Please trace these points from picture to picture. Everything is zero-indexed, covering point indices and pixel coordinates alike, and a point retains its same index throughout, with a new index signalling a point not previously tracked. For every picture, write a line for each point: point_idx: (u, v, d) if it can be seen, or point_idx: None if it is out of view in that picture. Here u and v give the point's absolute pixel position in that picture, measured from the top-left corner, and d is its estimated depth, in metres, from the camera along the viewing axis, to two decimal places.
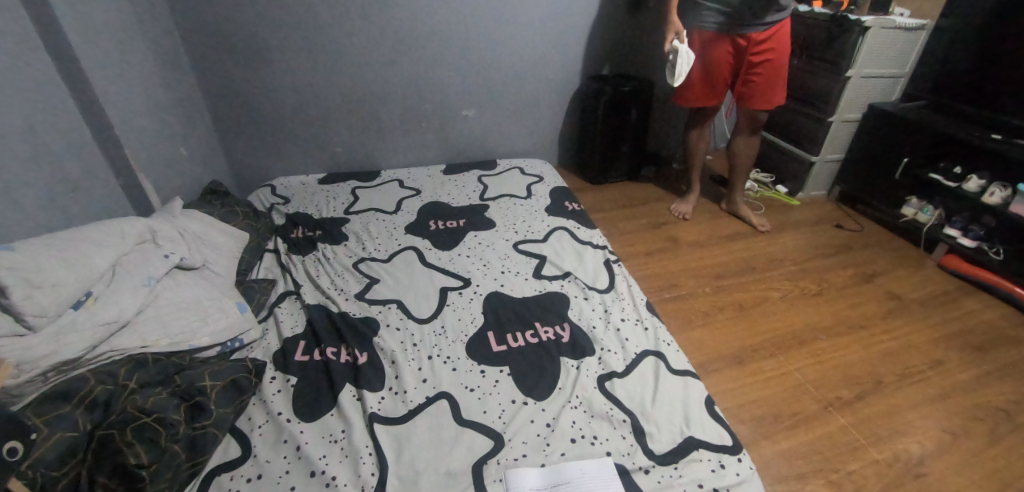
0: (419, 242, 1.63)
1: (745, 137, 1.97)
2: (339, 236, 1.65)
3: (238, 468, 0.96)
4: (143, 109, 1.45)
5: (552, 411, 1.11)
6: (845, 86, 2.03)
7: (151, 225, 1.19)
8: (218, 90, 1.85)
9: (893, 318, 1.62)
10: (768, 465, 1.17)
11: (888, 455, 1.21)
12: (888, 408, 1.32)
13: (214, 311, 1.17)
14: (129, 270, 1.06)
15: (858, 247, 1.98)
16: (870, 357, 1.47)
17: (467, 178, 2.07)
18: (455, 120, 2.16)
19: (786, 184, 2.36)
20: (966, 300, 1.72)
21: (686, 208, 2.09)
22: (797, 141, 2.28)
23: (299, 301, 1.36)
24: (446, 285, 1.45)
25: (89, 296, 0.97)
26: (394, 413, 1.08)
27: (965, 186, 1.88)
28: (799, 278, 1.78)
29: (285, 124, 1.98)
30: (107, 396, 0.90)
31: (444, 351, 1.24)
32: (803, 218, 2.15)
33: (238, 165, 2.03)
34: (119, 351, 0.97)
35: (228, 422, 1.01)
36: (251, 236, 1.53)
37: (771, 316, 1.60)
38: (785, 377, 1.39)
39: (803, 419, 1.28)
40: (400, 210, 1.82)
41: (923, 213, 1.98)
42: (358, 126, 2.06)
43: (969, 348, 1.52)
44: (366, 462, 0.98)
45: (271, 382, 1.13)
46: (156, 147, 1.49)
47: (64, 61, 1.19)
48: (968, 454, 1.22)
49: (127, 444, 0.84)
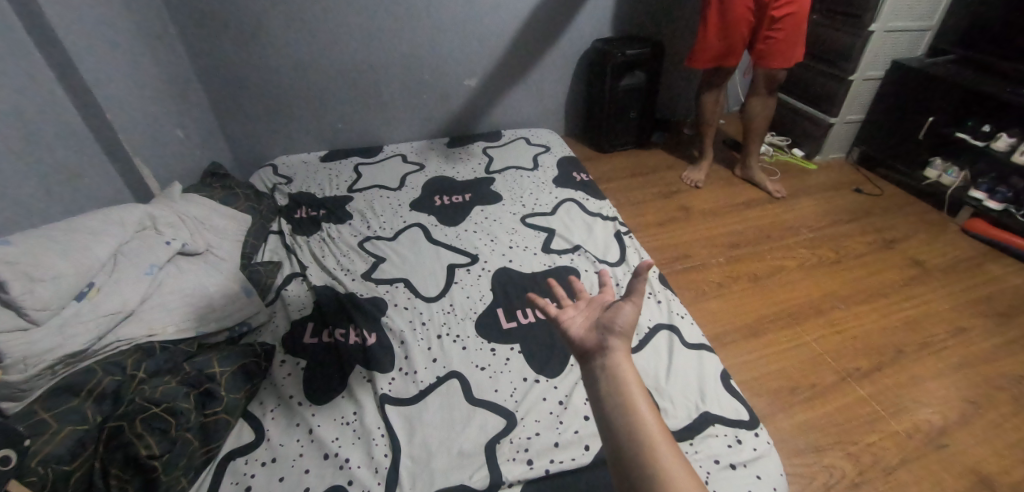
0: (424, 218, 1.60)
1: (761, 98, 1.89)
2: (343, 215, 1.62)
3: (253, 452, 0.97)
4: (131, 88, 1.39)
5: (565, 388, 1.10)
6: (867, 41, 1.92)
7: (150, 211, 1.17)
8: (212, 68, 1.79)
9: (914, 285, 1.57)
10: (784, 437, 1.16)
11: (908, 426, 1.19)
12: (908, 378, 1.29)
13: (221, 296, 1.15)
14: (130, 258, 1.04)
15: (877, 212, 1.91)
16: (891, 326, 1.43)
17: (471, 150, 2.01)
18: (457, 90, 2.08)
19: (803, 147, 2.27)
20: (990, 265, 1.66)
21: (698, 175, 2.02)
22: (815, 101, 2.18)
23: (306, 282, 1.34)
24: (453, 262, 1.42)
25: (90, 287, 0.95)
26: (405, 394, 1.08)
27: (993, 146, 1.78)
28: (815, 246, 1.73)
29: (283, 100, 1.92)
30: (115, 388, 0.89)
31: (453, 330, 1.22)
32: (821, 183, 2.08)
33: (239, 145, 1.99)
34: (126, 341, 0.96)
35: (240, 407, 1.01)
36: (255, 218, 1.50)
37: (787, 285, 1.57)
38: (803, 349, 1.36)
39: (821, 390, 1.26)
40: (404, 186, 1.78)
41: (947, 175, 1.90)
42: (358, 100, 2.00)
43: (992, 315, 1.48)
44: (379, 443, 0.98)
45: (281, 365, 1.12)
46: (150, 131, 1.45)
47: (47, 43, 1.14)
48: (990, 424, 1.19)
49: (137, 435, 0.83)
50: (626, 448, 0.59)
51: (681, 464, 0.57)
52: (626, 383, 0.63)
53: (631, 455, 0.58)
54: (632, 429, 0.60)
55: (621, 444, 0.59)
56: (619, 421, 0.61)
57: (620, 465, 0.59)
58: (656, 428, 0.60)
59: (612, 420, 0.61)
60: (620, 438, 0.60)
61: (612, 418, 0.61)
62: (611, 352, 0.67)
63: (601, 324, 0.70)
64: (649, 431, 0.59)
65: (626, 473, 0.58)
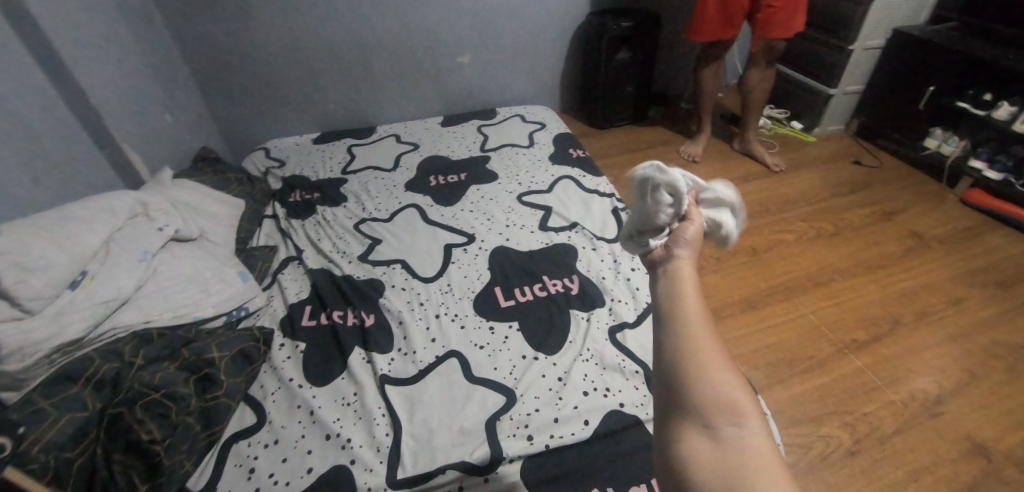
0: (420, 198, 1.59)
1: (759, 70, 1.87)
2: (338, 197, 1.61)
3: (255, 435, 0.97)
4: (115, 72, 1.35)
5: (564, 364, 1.10)
6: (868, 9, 1.89)
7: (142, 198, 1.15)
8: (198, 49, 1.74)
9: (912, 256, 1.57)
10: (782, 409, 1.17)
11: (905, 396, 1.20)
12: (905, 348, 1.30)
13: (217, 282, 1.15)
14: (122, 245, 1.03)
15: (876, 184, 1.90)
16: (889, 298, 1.44)
17: (466, 129, 1.98)
18: (450, 67, 2.04)
19: (802, 119, 2.24)
20: (989, 235, 1.66)
21: (696, 149, 2.00)
22: (814, 72, 2.15)
23: (302, 266, 1.34)
24: (450, 241, 1.41)
25: (84, 275, 0.94)
26: (405, 373, 1.08)
27: (994, 114, 1.76)
28: (814, 219, 1.72)
29: (273, 81, 1.88)
30: (114, 375, 0.88)
31: (451, 309, 1.22)
32: (819, 155, 2.06)
33: (230, 129, 1.95)
34: (123, 328, 0.96)
35: (240, 391, 1.01)
36: (248, 202, 1.48)
37: (785, 258, 1.56)
38: (800, 321, 1.37)
39: (819, 362, 1.27)
40: (398, 166, 1.76)
41: (947, 145, 1.87)
42: (350, 80, 1.96)
43: (990, 284, 1.48)
44: (380, 423, 0.99)
45: (281, 349, 1.13)
46: (136, 116, 1.42)
47: (25, 27, 1.10)
48: (985, 392, 1.20)
49: (137, 421, 0.84)
50: (669, 333, 0.58)
51: (723, 355, 0.56)
52: (679, 276, 0.64)
53: (672, 339, 0.57)
54: (679, 317, 0.58)
55: (664, 330, 0.59)
56: (667, 309, 0.60)
57: (659, 350, 0.59)
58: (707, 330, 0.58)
59: (661, 310, 0.61)
60: (669, 338, 0.58)
61: (663, 308, 0.61)
62: (670, 251, 0.68)
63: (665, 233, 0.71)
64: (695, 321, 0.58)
65: (664, 356, 0.57)
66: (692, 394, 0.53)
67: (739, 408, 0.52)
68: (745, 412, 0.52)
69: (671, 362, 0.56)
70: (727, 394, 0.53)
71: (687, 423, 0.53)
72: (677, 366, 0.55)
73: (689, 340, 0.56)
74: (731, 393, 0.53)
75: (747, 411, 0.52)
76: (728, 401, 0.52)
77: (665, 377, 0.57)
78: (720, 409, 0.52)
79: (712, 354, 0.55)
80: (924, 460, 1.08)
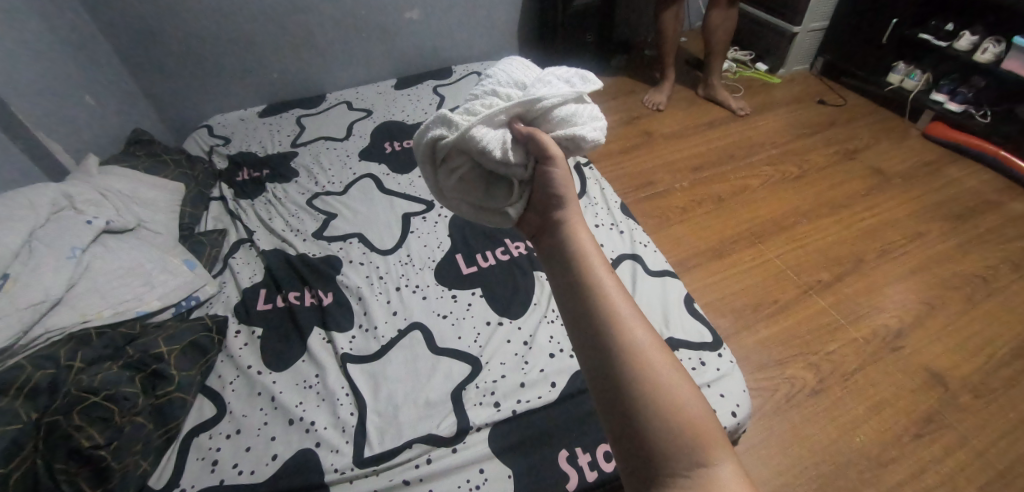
0: (375, 168, 1.52)
1: (722, 11, 1.81)
2: (288, 172, 1.53)
3: (215, 426, 0.94)
4: (17, 53, 1.23)
5: (529, 327, 1.08)
6: None
7: (65, 189, 1.07)
8: (116, 21, 1.60)
9: (874, 193, 1.58)
10: (749, 355, 1.18)
11: (867, 333, 1.22)
12: (867, 286, 1.32)
13: (160, 272, 1.08)
14: (46, 242, 0.95)
15: (840, 122, 1.88)
16: (852, 237, 1.44)
17: (421, 91, 1.89)
18: (399, 25, 1.92)
19: (766, 60, 2.19)
20: (950, 168, 1.67)
21: (660, 97, 1.95)
22: (777, 10, 2.08)
23: (254, 248, 1.28)
24: (408, 211, 1.36)
25: (4, 278, 0.86)
26: (367, 350, 1.05)
27: (956, 45, 1.74)
28: (779, 163, 1.70)
29: (207, 52, 1.74)
30: (50, 381, 0.85)
31: (412, 281, 1.18)
32: (785, 96, 2.03)
33: (167, 108, 1.83)
34: (57, 330, 0.91)
35: (196, 384, 0.98)
36: (188, 185, 1.39)
37: (751, 203, 1.55)
38: (766, 266, 1.37)
39: (784, 304, 1.28)
40: (351, 135, 1.68)
41: (911, 79, 1.85)
42: (291, 46, 1.83)
43: (949, 217, 1.50)
44: (343, 403, 0.97)
45: (237, 336, 1.08)
46: (50, 101, 1.30)
47: None
48: (943, 323, 1.23)
49: (76, 427, 0.80)
50: (606, 348, 0.51)
51: (671, 368, 0.50)
52: (594, 270, 0.56)
53: (611, 358, 0.50)
54: (614, 335, 0.51)
55: (600, 348, 0.51)
56: (593, 315, 0.53)
57: (599, 375, 0.51)
58: (640, 325, 0.52)
59: (588, 319, 0.53)
60: (603, 344, 0.51)
61: (586, 314, 0.53)
62: (573, 234, 0.61)
63: (550, 206, 0.65)
64: (631, 330, 0.51)
65: (609, 387, 0.50)
66: (651, 431, 0.47)
67: (699, 425, 0.47)
68: (703, 428, 0.47)
69: (619, 386, 0.49)
70: (686, 413, 0.47)
71: (650, 458, 0.47)
72: (626, 391, 0.49)
73: (632, 359, 0.50)
74: (687, 409, 0.48)
75: (710, 426, 0.48)
76: (687, 421, 0.47)
77: (613, 413, 0.49)
78: (681, 433, 0.46)
79: (662, 372, 0.49)
80: (884, 394, 1.11)
